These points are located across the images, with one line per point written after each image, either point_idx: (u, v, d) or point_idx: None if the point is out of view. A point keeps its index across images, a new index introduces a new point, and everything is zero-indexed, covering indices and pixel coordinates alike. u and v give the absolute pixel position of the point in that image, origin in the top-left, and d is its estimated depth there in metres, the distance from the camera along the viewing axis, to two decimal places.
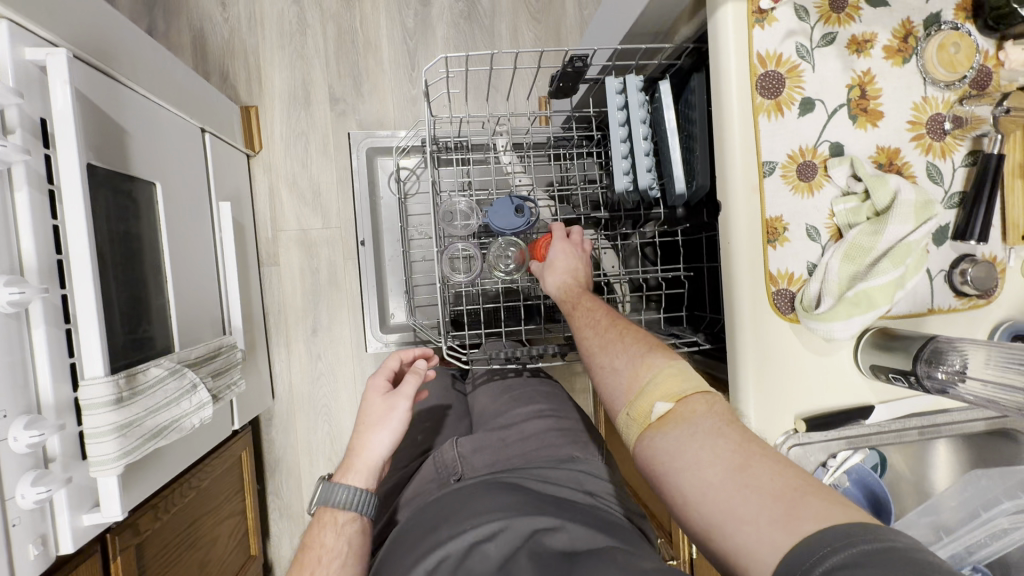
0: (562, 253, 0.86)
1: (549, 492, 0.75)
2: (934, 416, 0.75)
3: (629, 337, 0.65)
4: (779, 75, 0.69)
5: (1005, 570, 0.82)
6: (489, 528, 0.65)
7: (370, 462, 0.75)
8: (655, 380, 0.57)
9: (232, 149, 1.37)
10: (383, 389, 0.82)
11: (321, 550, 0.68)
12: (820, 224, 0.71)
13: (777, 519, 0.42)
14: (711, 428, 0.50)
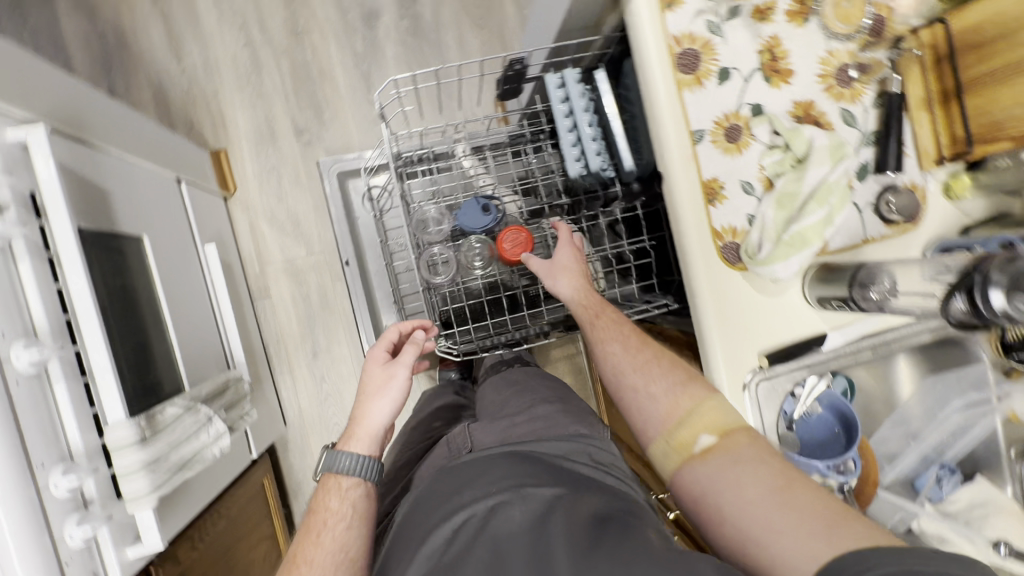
0: (569, 251, 0.93)
1: (559, 463, 0.81)
2: (882, 334, 0.82)
3: (667, 362, 0.76)
4: (694, 52, 0.76)
5: (975, 466, 0.90)
6: (513, 491, 0.71)
7: (370, 429, 0.81)
8: (698, 413, 0.69)
9: (208, 193, 1.43)
10: (383, 359, 0.87)
11: (327, 512, 0.75)
12: (753, 179, 0.77)
13: (816, 533, 0.55)
14: (756, 460, 0.63)
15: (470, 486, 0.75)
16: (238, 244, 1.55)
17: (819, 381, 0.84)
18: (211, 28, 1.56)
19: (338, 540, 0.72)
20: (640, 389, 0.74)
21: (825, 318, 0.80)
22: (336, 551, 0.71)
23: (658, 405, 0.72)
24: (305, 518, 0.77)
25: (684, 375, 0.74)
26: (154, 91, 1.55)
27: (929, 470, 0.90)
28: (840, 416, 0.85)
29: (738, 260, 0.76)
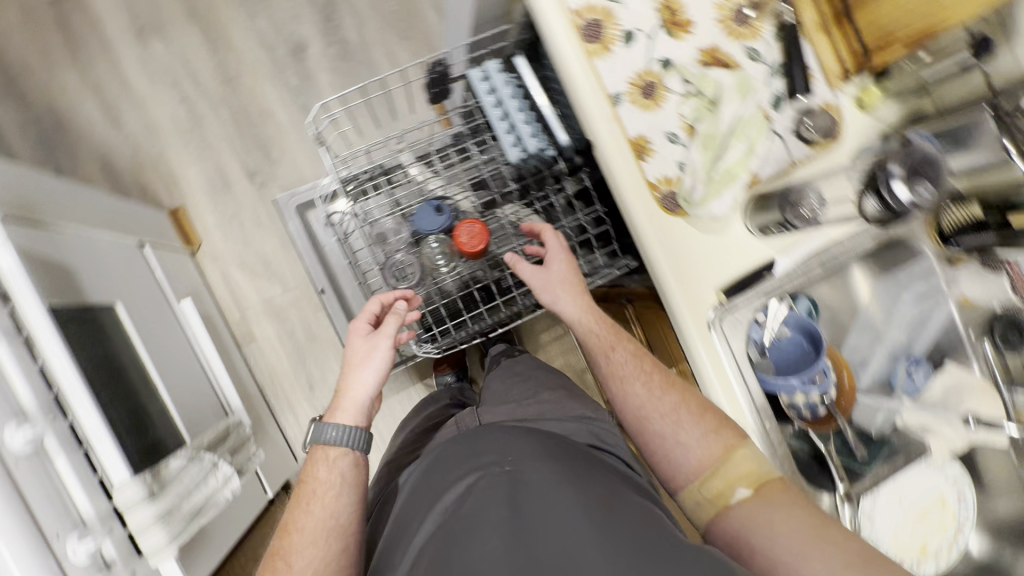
0: (562, 260, 0.97)
1: (564, 437, 0.88)
2: (831, 249, 0.85)
3: (693, 403, 0.83)
4: (596, 22, 0.80)
5: (942, 355, 0.95)
6: (531, 457, 0.79)
7: (356, 399, 0.89)
8: (734, 461, 0.77)
9: (174, 251, 1.45)
10: (365, 331, 0.93)
11: (316, 481, 0.84)
12: (675, 129, 0.82)
13: None
14: (787, 507, 0.73)
15: (487, 450, 0.83)
16: (215, 296, 1.57)
17: (780, 305, 0.88)
18: (144, 93, 1.58)
19: (328, 508, 0.81)
20: (671, 434, 0.81)
21: (770, 244, 0.84)
22: (326, 517, 0.80)
23: (692, 450, 0.79)
24: (297, 484, 0.86)
25: (713, 419, 0.81)
26: (100, 164, 1.56)
27: (898, 366, 0.95)
28: (806, 334, 0.89)
29: (677, 207, 0.81)
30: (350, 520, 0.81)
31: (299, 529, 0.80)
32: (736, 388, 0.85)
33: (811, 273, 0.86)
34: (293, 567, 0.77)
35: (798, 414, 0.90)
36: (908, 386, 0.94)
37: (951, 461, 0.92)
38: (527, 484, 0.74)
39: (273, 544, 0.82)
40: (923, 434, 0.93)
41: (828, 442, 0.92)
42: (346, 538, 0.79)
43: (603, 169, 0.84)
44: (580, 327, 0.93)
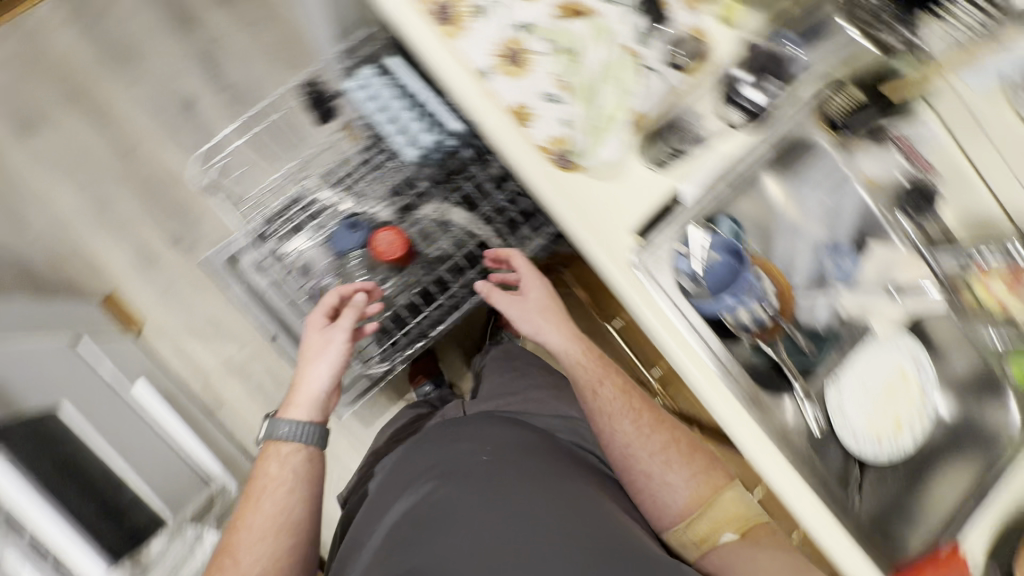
0: (540, 290, 0.99)
1: (539, 437, 1.01)
2: (733, 167, 0.86)
3: (681, 446, 0.91)
4: (445, 5, 0.81)
5: (867, 240, 0.98)
6: (509, 450, 0.94)
7: (310, 392, 0.91)
8: (721, 504, 0.86)
9: (114, 337, 1.41)
10: (321, 323, 0.95)
11: (268, 476, 0.88)
12: (551, 89, 0.82)
13: None
14: (766, 546, 0.82)
15: (467, 437, 0.97)
16: (171, 371, 1.53)
17: (702, 232, 0.90)
18: (45, 187, 1.54)
19: (279, 504, 0.86)
20: (660, 473, 0.88)
21: (671, 176, 0.85)
22: (276, 514, 0.86)
23: (680, 490, 0.87)
24: (250, 478, 0.90)
25: (701, 461, 0.90)
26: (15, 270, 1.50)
27: (824, 260, 0.99)
28: (731, 251, 0.92)
29: (570, 163, 0.82)
30: (299, 513, 0.87)
31: (251, 526, 0.85)
32: (674, 321, 0.87)
33: (721, 194, 0.86)
34: (243, 561, 0.83)
35: (747, 330, 0.93)
36: (837, 274, 0.98)
37: (897, 332, 0.97)
38: (504, 470, 0.89)
39: (225, 538, 0.88)
40: (862, 316, 0.97)
41: (777, 347, 0.95)
42: (296, 532, 0.87)
43: (492, 145, 0.84)
44: (565, 361, 0.95)
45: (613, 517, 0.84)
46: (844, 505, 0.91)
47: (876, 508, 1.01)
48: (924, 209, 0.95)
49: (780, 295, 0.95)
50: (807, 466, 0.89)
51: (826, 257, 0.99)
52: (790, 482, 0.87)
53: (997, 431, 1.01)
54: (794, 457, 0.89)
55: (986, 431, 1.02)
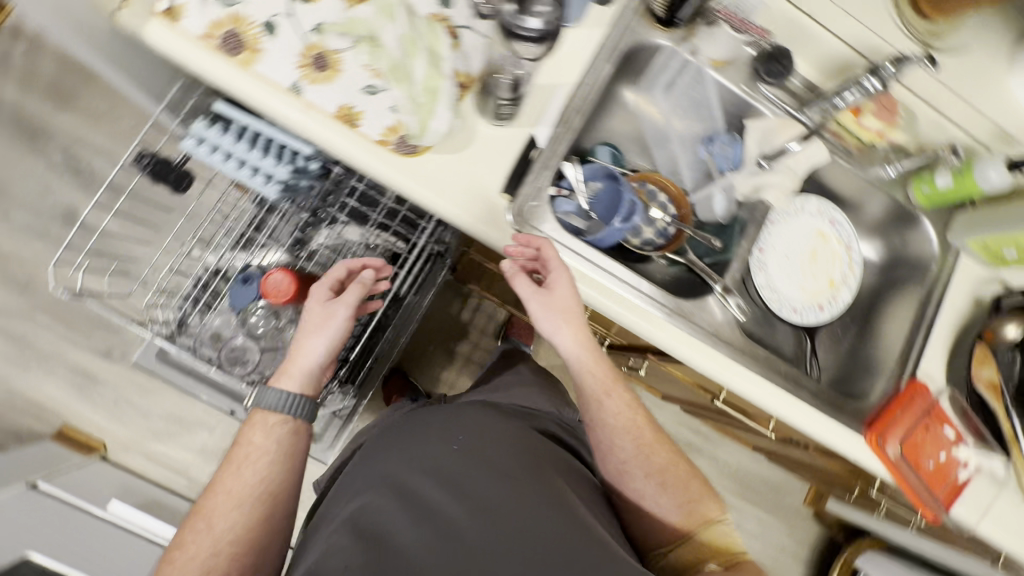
0: (570, 286, 0.81)
1: (513, 426, 0.96)
2: (575, 96, 0.86)
3: (676, 473, 0.88)
4: (231, 32, 0.76)
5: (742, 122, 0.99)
6: (485, 443, 0.88)
7: (305, 365, 0.82)
8: (709, 532, 0.85)
9: (77, 468, 1.37)
10: (323, 296, 0.87)
11: (250, 446, 0.79)
12: (368, 80, 0.79)
13: None
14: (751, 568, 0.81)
15: (438, 429, 0.91)
16: (151, 479, 1.51)
17: (576, 167, 0.90)
18: None
19: (263, 473, 0.77)
20: (650, 496, 0.86)
21: (519, 126, 0.84)
22: (260, 483, 0.76)
23: (666, 516, 0.86)
24: (230, 445, 0.80)
25: (693, 492, 0.87)
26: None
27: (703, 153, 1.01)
28: (607, 174, 0.93)
29: (413, 148, 0.80)
30: (283, 486, 0.78)
31: (229, 493, 0.75)
32: (573, 261, 0.86)
33: (574, 124, 0.86)
34: (218, 526, 0.73)
35: (652, 244, 0.95)
36: (720, 163, 0.98)
37: (798, 195, 1.05)
38: (472, 465, 0.83)
39: (196, 504, 0.77)
40: (756, 195, 0.94)
41: (686, 253, 0.95)
42: (278, 507, 0.78)
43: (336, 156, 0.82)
44: (580, 359, 0.85)
45: (572, 516, 0.79)
46: (800, 379, 0.92)
47: (833, 365, 1.05)
48: (776, 73, 0.92)
49: (674, 199, 0.96)
50: (751, 356, 0.90)
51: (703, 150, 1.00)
52: (739, 375, 0.89)
53: (920, 257, 1.03)
54: (737, 351, 0.89)
55: (910, 260, 1.04)
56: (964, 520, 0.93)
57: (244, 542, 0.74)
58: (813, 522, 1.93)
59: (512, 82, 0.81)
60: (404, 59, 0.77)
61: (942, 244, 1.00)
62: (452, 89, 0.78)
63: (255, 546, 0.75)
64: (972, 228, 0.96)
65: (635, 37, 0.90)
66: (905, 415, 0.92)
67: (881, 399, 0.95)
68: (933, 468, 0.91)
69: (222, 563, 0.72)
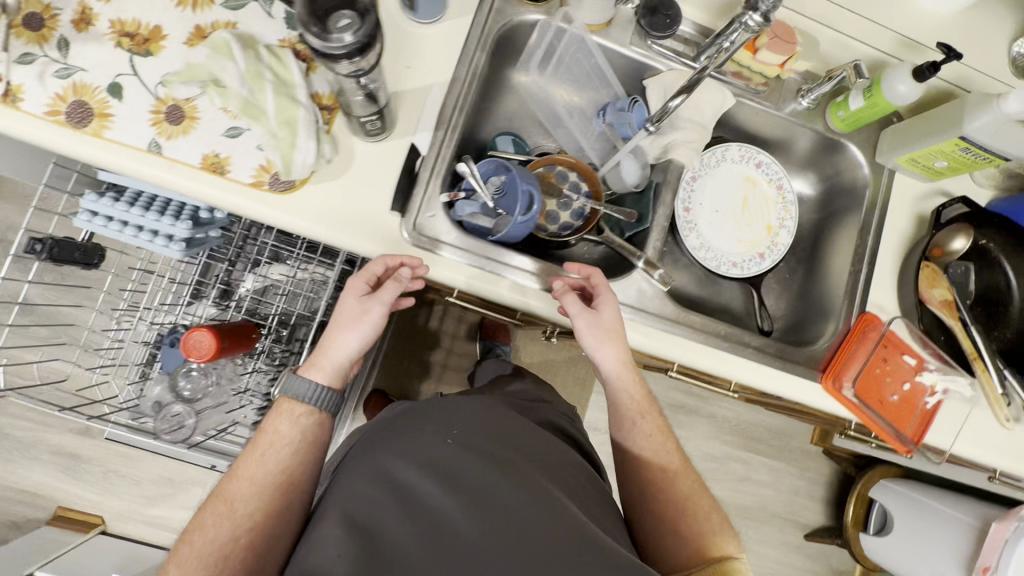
0: (617, 310, 0.80)
1: (519, 420, 0.81)
2: (451, 92, 0.83)
3: (700, 502, 0.79)
4: (77, 102, 0.73)
5: (641, 79, 0.94)
6: (493, 432, 0.75)
7: (338, 360, 0.75)
8: (725, 558, 0.75)
9: (77, 549, 1.37)
10: (362, 289, 0.76)
11: (277, 435, 0.72)
12: (229, 122, 0.75)
13: None
14: None
15: (436, 421, 0.76)
16: (154, 543, 1.51)
17: (472, 166, 0.82)
18: None
19: (283, 465, 0.71)
20: (669, 521, 0.78)
21: (397, 137, 0.81)
22: (281, 473, 0.70)
23: (682, 536, 0.77)
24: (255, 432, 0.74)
25: (714, 523, 0.78)
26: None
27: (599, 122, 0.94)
28: (499, 167, 0.87)
29: (289, 183, 0.76)
30: (302, 481, 0.71)
31: (251, 478, 0.69)
32: (482, 266, 0.82)
33: (456, 123, 0.83)
34: (240, 510, 0.67)
35: (569, 228, 0.92)
36: (622, 131, 0.91)
37: (717, 144, 1.00)
38: (475, 459, 0.69)
39: (216, 486, 0.71)
40: (666, 156, 0.90)
41: (604, 233, 0.91)
42: (295, 500, 0.70)
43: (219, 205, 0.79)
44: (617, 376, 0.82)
45: (579, 519, 0.65)
46: (743, 337, 0.88)
47: (784, 312, 1.03)
48: (661, 26, 0.87)
49: (585, 175, 0.92)
50: (689, 322, 0.86)
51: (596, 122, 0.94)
52: (678, 345, 0.85)
53: (853, 183, 0.98)
54: (670, 322, 0.85)
55: (845, 189, 0.99)
56: (938, 447, 0.89)
57: (259, 530, 0.67)
58: (824, 459, 1.90)
59: (365, 95, 0.69)
60: (255, 96, 0.74)
61: (872, 167, 0.95)
62: (314, 117, 0.75)
63: (269, 533, 0.67)
64: (897, 146, 0.90)
65: (503, 19, 0.85)
66: (858, 352, 0.89)
67: (835, 338, 0.90)
68: (896, 401, 0.89)
69: (236, 552, 0.65)
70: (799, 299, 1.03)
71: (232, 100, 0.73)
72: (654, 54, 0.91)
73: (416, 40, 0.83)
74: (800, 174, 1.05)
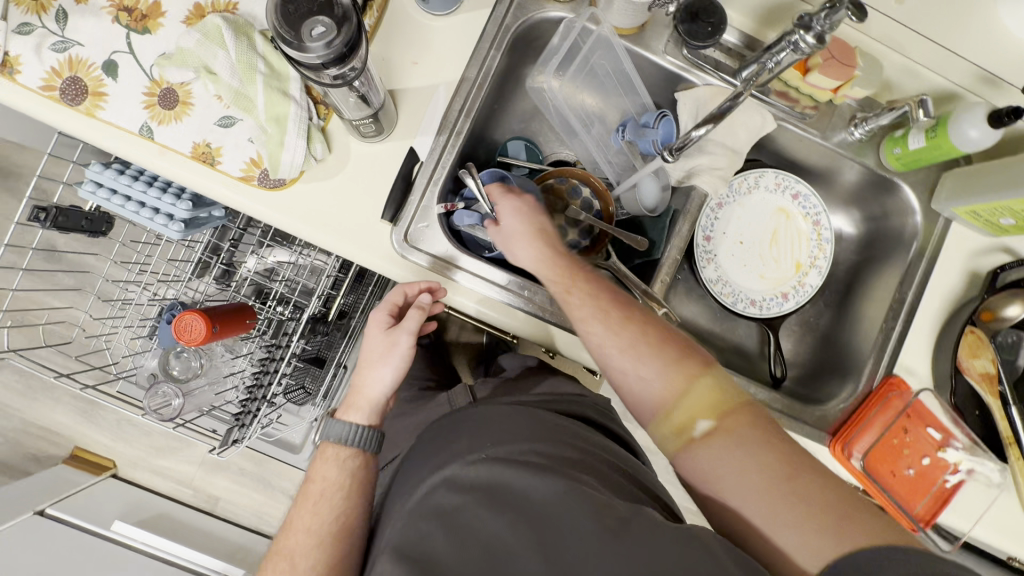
0: (515, 216, 0.71)
1: (573, 428, 0.71)
2: (458, 94, 0.77)
3: (650, 334, 0.64)
4: (72, 78, 0.70)
5: (675, 90, 0.85)
6: (541, 437, 0.65)
7: (373, 398, 0.72)
8: (698, 392, 0.61)
9: (87, 491, 1.44)
10: (385, 322, 0.74)
11: (324, 481, 0.68)
12: (224, 111, 0.71)
13: (832, 531, 0.52)
14: (759, 444, 0.58)
15: (467, 435, 0.67)
16: (160, 492, 1.57)
17: (475, 177, 0.75)
18: None
19: (337, 511, 0.67)
20: (628, 368, 0.64)
21: (395, 139, 0.76)
22: (335, 520, 0.66)
23: (651, 385, 0.63)
24: (303, 482, 0.70)
25: (673, 349, 0.64)
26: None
27: (615, 136, 0.87)
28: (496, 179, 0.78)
29: (278, 181, 0.72)
30: (357, 525, 0.67)
31: (307, 530, 0.65)
32: (475, 287, 0.77)
33: (461, 127, 0.76)
34: (301, 565, 0.63)
35: (577, 247, 0.84)
36: (645, 148, 0.83)
37: (750, 169, 0.91)
38: (517, 465, 0.59)
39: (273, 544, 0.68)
40: (688, 181, 0.82)
41: (611, 259, 0.84)
42: (355, 547, 0.66)
43: (210, 194, 0.75)
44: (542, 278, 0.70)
45: (654, 523, 0.53)
46: (748, 387, 0.81)
47: (802, 361, 0.94)
48: (702, 35, 0.76)
49: (597, 193, 0.84)
50: None
51: (614, 137, 0.87)
52: None
53: (900, 230, 0.87)
54: None
55: (890, 234, 0.89)
56: (955, 528, 0.81)
57: None
58: None
59: (358, 99, 0.64)
60: (246, 87, 0.70)
61: (925, 214, 0.84)
62: (305, 114, 0.72)
63: None
64: (958, 194, 0.80)
65: (524, 15, 0.77)
66: (876, 419, 0.80)
67: (848, 403, 0.82)
68: (911, 475, 0.81)
69: None
70: (821, 345, 0.93)
71: (224, 89, 0.70)
72: (689, 65, 0.81)
73: (428, 35, 0.77)
74: (842, 210, 0.94)
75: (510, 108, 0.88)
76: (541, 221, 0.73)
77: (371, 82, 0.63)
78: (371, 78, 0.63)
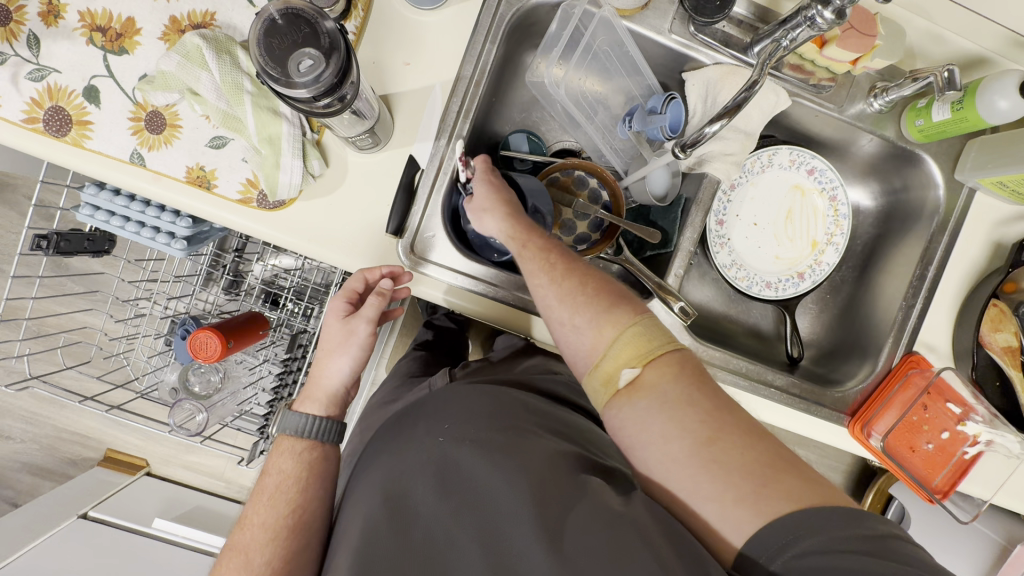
0: (484, 188, 0.68)
1: (551, 408, 0.66)
2: (455, 95, 0.73)
3: (588, 284, 0.59)
4: (54, 109, 0.67)
5: (683, 68, 0.80)
6: (498, 416, 0.60)
7: (330, 388, 0.68)
8: (626, 341, 0.55)
9: (124, 492, 1.46)
10: (343, 309, 0.69)
11: (279, 476, 0.64)
12: (214, 131, 0.69)
13: (747, 497, 0.47)
14: (680, 398, 0.52)
15: (426, 416, 0.62)
16: (194, 485, 1.59)
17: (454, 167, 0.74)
18: None
19: (294, 504, 0.63)
20: (562, 319, 0.59)
21: (393, 148, 0.73)
22: (291, 513, 0.62)
23: (584, 333, 0.58)
24: (257, 476, 0.66)
25: (608, 294, 0.59)
26: (4, 481, 1.53)
27: (623, 128, 0.82)
28: None
29: (278, 202, 0.70)
30: (314, 516, 0.64)
31: (262, 524, 0.62)
32: (479, 290, 0.75)
33: (460, 131, 0.73)
34: (257, 560, 0.60)
35: (587, 241, 0.81)
36: (652, 135, 0.79)
37: (764, 147, 0.87)
38: (468, 448, 0.56)
39: (231, 536, 0.65)
40: (700, 168, 0.78)
41: (622, 252, 0.80)
42: (313, 537, 0.63)
43: (204, 217, 0.73)
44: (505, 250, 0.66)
45: (609, 514, 0.49)
46: (765, 375, 0.80)
47: (818, 341, 0.93)
48: (709, 10, 0.72)
49: (606, 185, 0.80)
50: (709, 358, 0.78)
51: (621, 130, 0.83)
52: None
53: (920, 203, 0.85)
54: None
55: (909, 207, 0.86)
56: (975, 497, 0.83)
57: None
58: None
59: (355, 121, 0.64)
60: (234, 108, 0.67)
61: (948, 186, 0.82)
62: (299, 130, 0.69)
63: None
64: (982, 165, 0.77)
65: (518, 3, 0.73)
66: (895, 399, 0.80)
67: (864, 386, 0.82)
68: (930, 450, 0.80)
69: None
70: (838, 322, 0.92)
71: (211, 111, 0.67)
72: (693, 44, 0.77)
73: (417, 31, 0.74)
74: (859, 183, 0.91)
75: (508, 99, 0.85)
76: (512, 199, 0.68)
77: (364, 99, 0.62)
78: (365, 92, 0.62)
